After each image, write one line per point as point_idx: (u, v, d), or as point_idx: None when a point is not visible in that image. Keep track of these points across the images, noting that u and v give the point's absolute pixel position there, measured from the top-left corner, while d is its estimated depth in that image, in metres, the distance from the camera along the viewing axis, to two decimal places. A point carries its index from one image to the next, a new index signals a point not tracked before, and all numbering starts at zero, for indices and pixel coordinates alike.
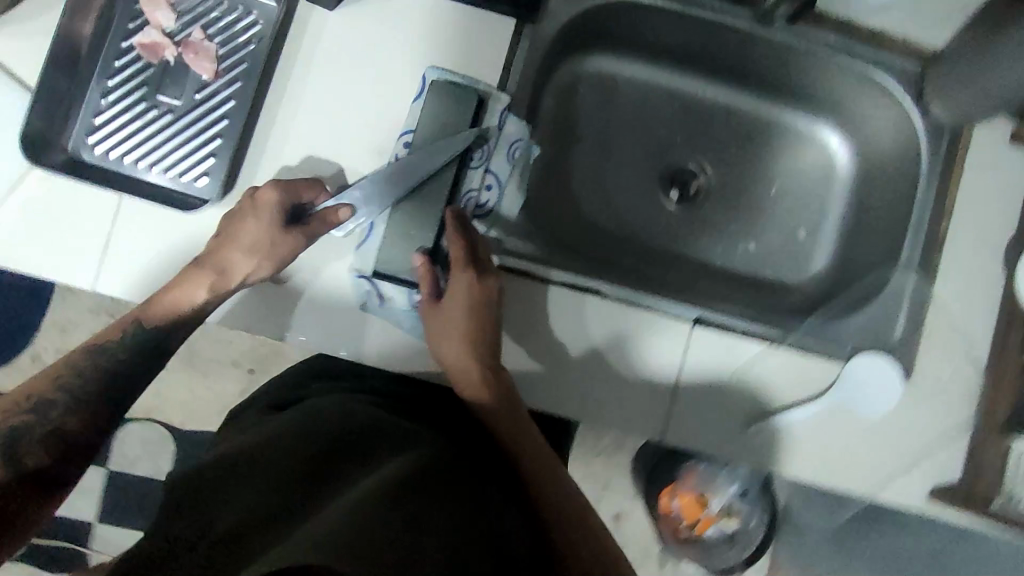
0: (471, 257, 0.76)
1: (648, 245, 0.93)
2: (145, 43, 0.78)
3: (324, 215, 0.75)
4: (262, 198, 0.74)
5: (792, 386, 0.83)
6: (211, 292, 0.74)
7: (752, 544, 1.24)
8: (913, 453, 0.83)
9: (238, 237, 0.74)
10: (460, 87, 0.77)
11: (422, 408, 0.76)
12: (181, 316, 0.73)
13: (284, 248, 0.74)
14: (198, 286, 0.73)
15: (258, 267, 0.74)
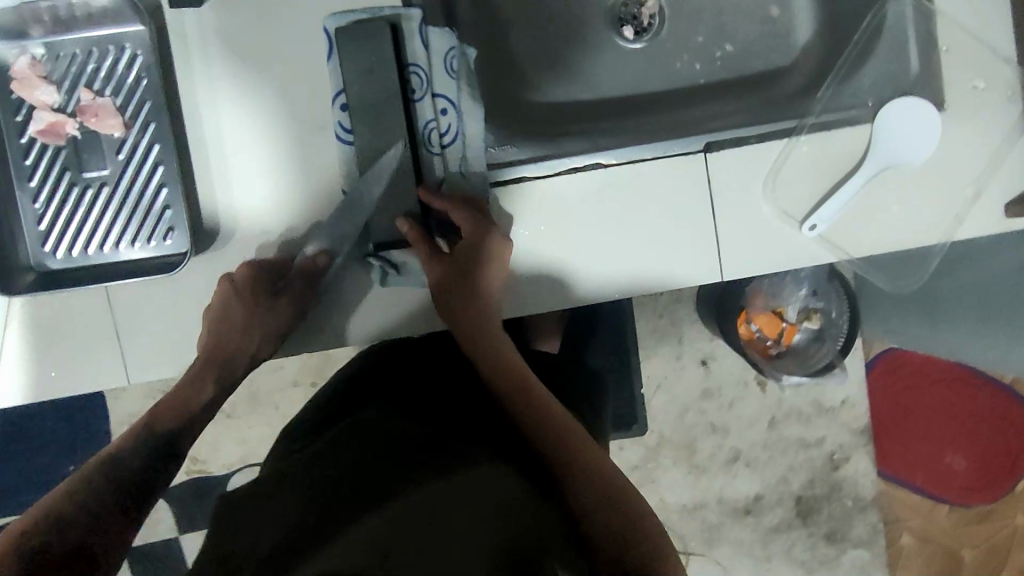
0: (471, 220, 0.75)
1: (625, 97, 0.86)
2: (42, 128, 0.72)
3: (302, 270, 0.74)
4: (241, 280, 0.74)
5: (827, 168, 0.80)
6: (219, 383, 0.74)
7: (842, 335, 1.23)
8: (973, 179, 0.78)
9: (229, 321, 0.74)
10: (367, 24, 0.71)
11: (443, 373, 0.78)
12: (191, 412, 0.73)
13: (274, 320, 0.75)
14: (203, 382, 0.74)
15: (255, 345, 0.76)
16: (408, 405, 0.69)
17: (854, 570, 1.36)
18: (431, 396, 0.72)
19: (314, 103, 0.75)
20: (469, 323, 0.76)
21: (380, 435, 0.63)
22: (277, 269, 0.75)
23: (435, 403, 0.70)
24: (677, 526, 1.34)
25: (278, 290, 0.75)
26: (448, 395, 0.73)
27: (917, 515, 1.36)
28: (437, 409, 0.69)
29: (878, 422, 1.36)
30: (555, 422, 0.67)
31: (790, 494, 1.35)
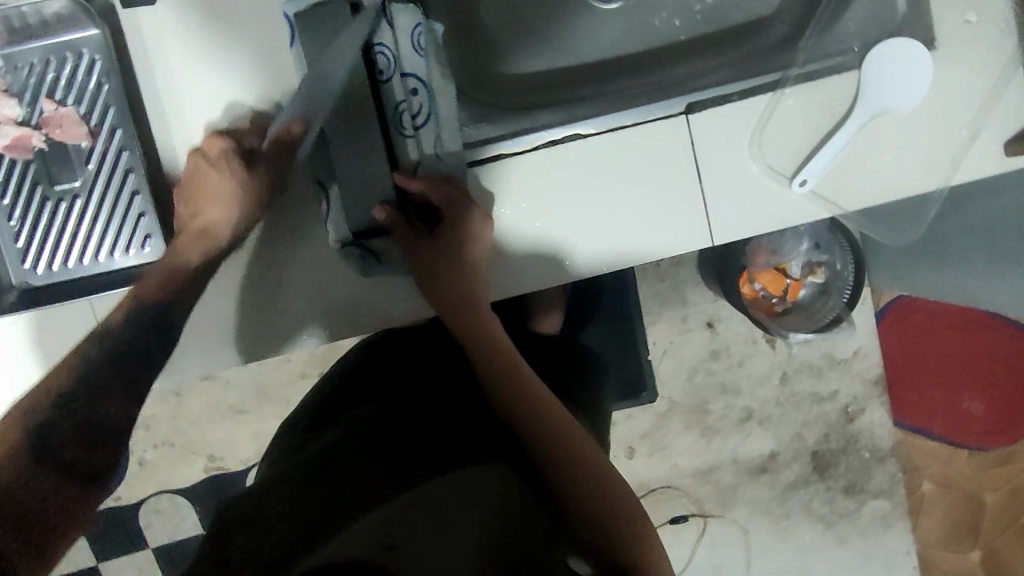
0: (455, 202, 0.74)
1: (600, 61, 0.82)
2: (7, 144, 0.71)
3: (278, 137, 0.72)
4: (215, 150, 0.72)
5: (814, 119, 0.77)
6: (206, 249, 0.71)
7: (849, 287, 1.19)
8: (970, 119, 0.74)
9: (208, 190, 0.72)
10: (325, 6, 0.69)
11: (431, 366, 0.78)
12: (178, 283, 0.70)
13: (254, 188, 0.72)
14: (190, 247, 0.71)
15: (237, 213, 0.72)
16: (395, 411, 0.68)
17: (875, 520, 1.35)
18: (419, 399, 0.71)
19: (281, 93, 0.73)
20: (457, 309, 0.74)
21: (369, 444, 0.63)
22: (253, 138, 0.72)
23: (423, 407, 0.69)
24: (693, 489, 1.34)
25: (250, 157, 0.72)
26: (435, 397, 0.71)
27: (936, 462, 1.35)
28: (425, 413, 0.67)
29: (892, 372, 1.34)
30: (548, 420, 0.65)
31: (806, 450, 1.34)
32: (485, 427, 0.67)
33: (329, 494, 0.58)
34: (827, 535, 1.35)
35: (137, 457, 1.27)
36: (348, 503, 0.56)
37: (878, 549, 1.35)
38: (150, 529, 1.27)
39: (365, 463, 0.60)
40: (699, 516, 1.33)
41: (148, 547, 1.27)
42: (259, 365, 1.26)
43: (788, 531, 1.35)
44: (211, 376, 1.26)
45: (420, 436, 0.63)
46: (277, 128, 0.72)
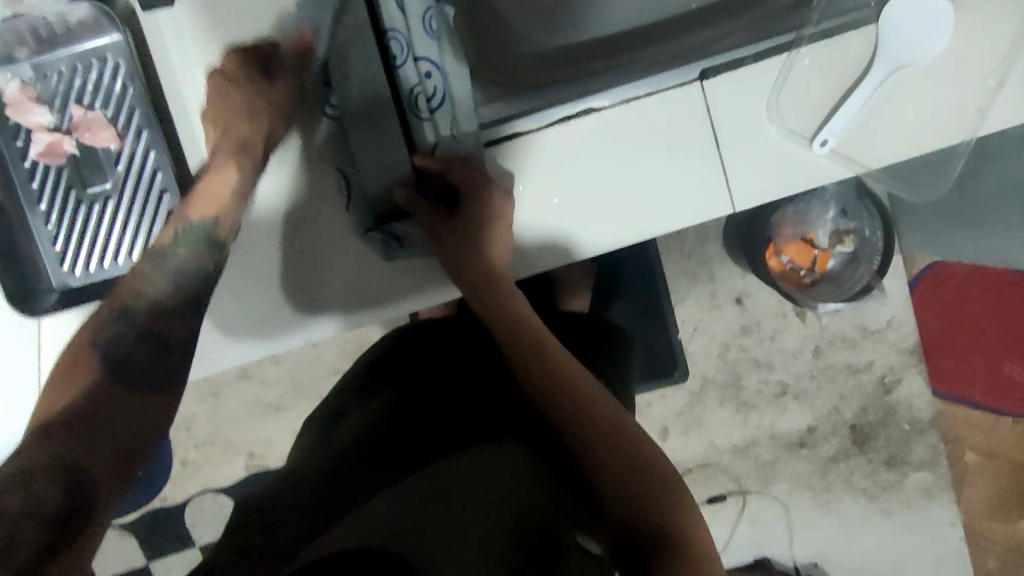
0: (475, 177, 0.75)
1: (613, 36, 0.82)
2: (43, 150, 0.74)
3: (292, 48, 0.73)
4: (232, 68, 0.73)
5: (831, 79, 0.76)
6: (243, 166, 0.70)
7: (879, 253, 1.18)
8: (995, 68, 0.73)
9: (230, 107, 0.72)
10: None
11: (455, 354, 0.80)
12: (227, 201, 0.69)
13: (276, 100, 0.73)
14: (227, 168, 0.70)
15: (266, 124, 0.72)
16: (417, 404, 0.71)
17: (918, 493, 1.32)
18: (444, 392, 0.73)
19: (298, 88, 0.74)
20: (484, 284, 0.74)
21: (399, 433, 0.66)
22: (265, 55, 0.74)
23: (448, 400, 0.71)
24: (730, 467, 1.33)
25: (272, 71, 0.74)
26: (463, 390, 0.73)
27: (978, 432, 1.32)
28: (450, 406, 0.70)
29: (927, 339, 1.31)
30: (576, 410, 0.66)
31: (844, 423, 1.32)
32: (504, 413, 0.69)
33: (359, 473, 0.61)
34: (870, 508, 1.33)
35: (181, 456, 1.30)
36: (372, 483, 0.60)
37: (923, 522, 1.32)
38: (197, 526, 1.31)
39: (395, 450, 0.64)
40: (737, 494, 1.32)
41: (196, 544, 1.31)
42: (293, 362, 1.28)
43: (830, 506, 1.33)
44: (247, 374, 1.29)
45: (444, 428, 0.66)
46: (289, 41, 0.74)
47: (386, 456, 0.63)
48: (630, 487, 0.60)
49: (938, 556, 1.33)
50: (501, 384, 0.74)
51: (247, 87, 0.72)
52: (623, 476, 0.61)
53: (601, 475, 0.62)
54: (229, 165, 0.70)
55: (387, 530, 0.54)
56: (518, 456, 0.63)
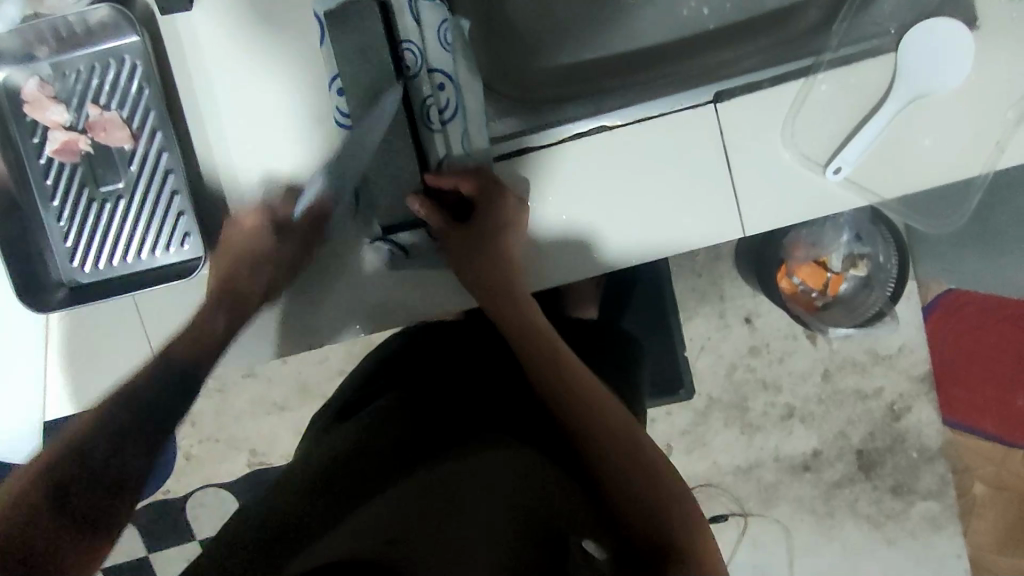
0: (487, 189, 0.74)
1: (629, 53, 0.81)
2: (58, 148, 0.75)
3: (310, 216, 0.75)
4: (243, 230, 0.76)
5: (848, 107, 0.75)
6: (229, 313, 0.76)
7: (893, 280, 1.17)
8: (1017, 100, 0.72)
9: (229, 250, 0.77)
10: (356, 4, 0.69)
11: (442, 365, 0.79)
12: (203, 345, 0.75)
13: (290, 252, 0.77)
14: (216, 313, 0.76)
15: (263, 279, 0.77)
16: (433, 396, 0.71)
17: (924, 523, 1.30)
18: (455, 394, 0.72)
19: (310, 218, 0.75)
20: (499, 282, 0.76)
21: (417, 421, 0.65)
22: (283, 222, 0.76)
23: (453, 397, 0.71)
24: (732, 488, 1.31)
25: (282, 232, 0.76)
26: (478, 388, 0.73)
27: (988, 464, 1.29)
28: (456, 403, 0.70)
29: (940, 369, 1.29)
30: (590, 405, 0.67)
31: (850, 449, 1.30)
32: (501, 418, 0.68)
33: (374, 459, 0.60)
34: (874, 537, 1.31)
35: (185, 451, 1.31)
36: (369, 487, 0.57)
37: (928, 553, 1.30)
38: (196, 521, 1.31)
39: (413, 435, 0.63)
40: (739, 516, 1.31)
41: (196, 538, 1.32)
42: (298, 364, 1.29)
43: (833, 532, 1.31)
44: (254, 373, 1.29)
45: (460, 418, 0.66)
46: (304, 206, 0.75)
47: (403, 440, 0.62)
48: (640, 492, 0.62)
49: None
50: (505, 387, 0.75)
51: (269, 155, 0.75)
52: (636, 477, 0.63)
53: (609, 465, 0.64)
54: (217, 314, 0.76)
55: (382, 538, 0.54)
56: (514, 455, 0.62)
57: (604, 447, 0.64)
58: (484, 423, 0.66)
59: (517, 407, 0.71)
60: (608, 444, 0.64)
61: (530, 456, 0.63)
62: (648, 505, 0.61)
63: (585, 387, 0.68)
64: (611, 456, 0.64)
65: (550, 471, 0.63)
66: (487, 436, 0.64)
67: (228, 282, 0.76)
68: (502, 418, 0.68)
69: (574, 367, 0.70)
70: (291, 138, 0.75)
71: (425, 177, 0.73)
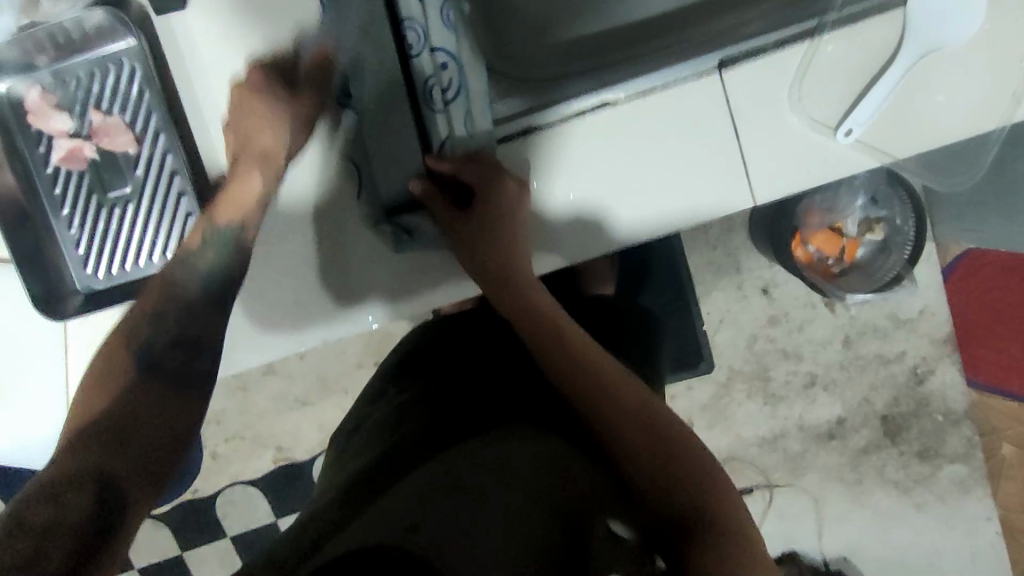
0: (485, 169, 0.73)
1: (630, 28, 0.80)
2: (64, 156, 0.75)
3: (314, 65, 0.71)
4: (251, 84, 0.72)
5: (855, 69, 0.73)
6: (264, 171, 0.71)
7: (910, 242, 1.14)
8: None
9: (250, 118, 0.72)
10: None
11: (459, 362, 0.78)
12: (256, 207, 0.70)
13: (298, 109, 0.72)
14: (251, 173, 0.70)
15: (291, 132, 0.72)
16: (452, 395, 0.70)
17: (952, 486, 1.29)
18: (474, 387, 0.71)
19: (313, 69, 0.71)
20: (502, 260, 0.75)
21: (437, 422, 0.64)
22: (288, 72, 0.73)
23: (474, 391, 0.70)
24: (758, 460, 1.30)
25: (294, 84, 0.72)
26: (493, 382, 0.72)
27: (1017, 423, 1.27)
28: (477, 397, 0.69)
29: (963, 330, 1.27)
30: (610, 396, 0.65)
31: (875, 414, 1.29)
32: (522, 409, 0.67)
33: (397, 459, 0.59)
34: (903, 502, 1.30)
35: (211, 450, 1.32)
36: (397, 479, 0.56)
37: (960, 515, 1.29)
38: (227, 518, 1.33)
39: (432, 438, 0.61)
40: (766, 487, 1.30)
41: (227, 535, 1.33)
42: (317, 358, 1.30)
43: (862, 499, 1.30)
44: (274, 369, 1.30)
45: (478, 416, 0.65)
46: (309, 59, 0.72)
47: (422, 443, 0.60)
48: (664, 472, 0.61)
49: (974, 550, 1.29)
50: (522, 376, 0.74)
51: (272, 115, 0.71)
52: (657, 458, 0.62)
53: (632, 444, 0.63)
54: (257, 174, 0.70)
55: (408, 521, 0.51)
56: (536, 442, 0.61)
57: (625, 435, 0.63)
58: (505, 414, 0.65)
59: (536, 395, 0.70)
60: (632, 437, 0.63)
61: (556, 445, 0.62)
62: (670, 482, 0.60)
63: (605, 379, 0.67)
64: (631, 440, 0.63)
65: (572, 462, 0.61)
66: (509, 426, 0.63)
67: (244, 142, 0.72)
68: (522, 408, 0.67)
69: (589, 359, 0.68)
70: None
71: (425, 160, 0.72)
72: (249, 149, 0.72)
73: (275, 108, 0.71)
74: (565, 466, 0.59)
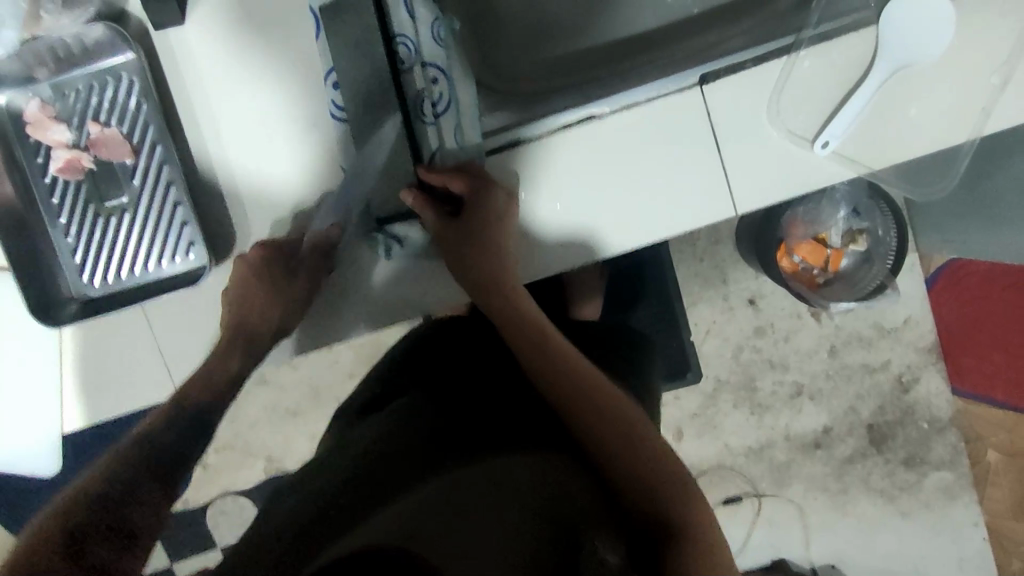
0: (473, 182, 0.75)
1: (615, 44, 0.83)
2: (61, 167, 0.76)
3: (315, 250, 0.76)
4: (248, 266, 0.76)
5: (833, 84, 0.76)
6: (247, 346, 0.77)
7: (892, 253, 1.17)
8: (998, 67, 0.73)
9: (248, 297, 0.77)
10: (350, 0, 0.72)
11: (454, 364, 0.81)
12: (213, 389, 0.75)
13: (289, 294, 0.76)
14: (232, 353, 0.77)
15: (276, 318, 0.77)
16: (448, 398, 0.72)
17: (937, 494, 1.31)
18: (470, 391, 0.74)
19: (313, 256, 0.76)
20: (489, 269, 0.76)
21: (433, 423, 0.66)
22: (288, 253, 0.77)
23: (470, 395, 0.73)
24: (746, 469, 1.32)
25: (294, 266, 0.77)
26: (487, 388, 0.75)
27: (999, 431, 1.30)
28: (472, 400, 0.72)
29: (946, 338, 1.30)
30: (599, 408, 0.67)
31: (860, 423, 1.31)
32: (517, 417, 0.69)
33: (392, 457, 0.61)
34: (889, 510, 1.32)
35: (203, 461, 1.33)
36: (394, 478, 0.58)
37: (945, 523, 1.31)
38: (217, 529, 1.34)
39: (428, 442, 0.63)
40: (754, 496, 1.32)
41: (217, 547, 1.34)
42: (309, 369, 1.31)
43: (848, 508, 1.32)
44: (265, 380, 1.31)
45: (473, 419, 0.67)
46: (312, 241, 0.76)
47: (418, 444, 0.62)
48: (652, 491, 0.62)
49: (959, 557, 1.31)
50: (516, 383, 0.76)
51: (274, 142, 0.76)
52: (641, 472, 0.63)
53: (621, 454, 0.64)
54: (237, 350, 0.77)
55: (404, 530, 0.55)
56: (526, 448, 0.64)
57: (616, 449, 0.64)
58: (500, 420, 0.67)
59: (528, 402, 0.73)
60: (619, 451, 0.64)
61: (550, 455, 0.64)
62: (653, 496, 0.62)
63: (594, 390, 0.68)
64: (618, 453, 0.64)
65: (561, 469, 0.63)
66: (500, 432, 0.65)
67: (238, 322, 0.77)
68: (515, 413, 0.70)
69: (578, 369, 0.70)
70: (288, 130, 0.76)
71: (418, 169, 0.75)
72: (243, 323, 0.77)
73: (263, 296, 0.76)
74: (556, 475, 0.62)
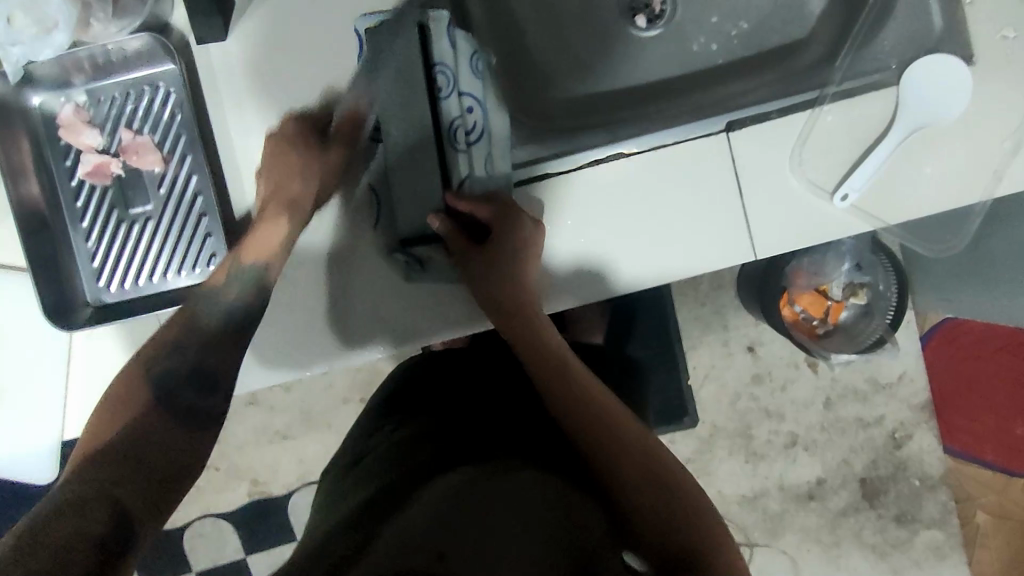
0: (503, 208, 0.76)
1: (641, 87, 0.86)
2: (89, 171, 0.77)
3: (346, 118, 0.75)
4: (286, 130, 0.76)
5: (853, 139, 0.79)
6: (292, 217, 0.74)
7: (892, 308, 1.19)
8: (1010, 131, 0.75)
9: (285, 174, 0.75)
10: (394, 28, 0.71)
11: (458, 396, 0.79)
12: (276, 249, 0.73)
13: (328, 167, 0.76)
14: (275, 225, 0.73)
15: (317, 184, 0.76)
16: (453, 426, 0.70)
17: (928, 552, 1.31)
18: (476, 420, 0.72)
19: (345, 124, 0.76)
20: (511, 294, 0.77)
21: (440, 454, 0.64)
22: (315, 125, 0.77)
23: (477, 424, 0.71)
24: (738, 518, 1.32)
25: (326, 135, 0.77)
26: (493, 419, 0.73)
27: (991, 492, 1.30)
28: (479, 429, 0.70)
29: (941, 397, 1.31)
30: (615, 437, 0.67)
31: (854, 477, 1.31)
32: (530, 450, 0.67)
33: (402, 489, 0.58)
34: (879, 566, 1.31)
35: None
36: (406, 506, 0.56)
37: None
38: (195, 553, 1.30)
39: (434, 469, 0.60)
40: (745, 546, 1.31)
41: (194, 570, 1.30)
42: (303, 392, 1.29)
43: (839, 562, 1.31)
44: (257, 401, 1.29)
45: (479, 447, 0.65)
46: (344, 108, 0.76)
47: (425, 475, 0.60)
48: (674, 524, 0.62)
49: None
50: (522, 415, 0.75)
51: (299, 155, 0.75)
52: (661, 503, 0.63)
53: (638, 484, 0.64)
54: (280, 220, 0.74)
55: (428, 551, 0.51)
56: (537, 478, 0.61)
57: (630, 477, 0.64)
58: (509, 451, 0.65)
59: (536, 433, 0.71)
60: (643, 487, 0.64)
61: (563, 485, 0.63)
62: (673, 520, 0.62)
63: (610, 418, 0.68)
64: (631, 490, 0.64)
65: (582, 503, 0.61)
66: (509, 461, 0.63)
67: (274, 194, 0.75)
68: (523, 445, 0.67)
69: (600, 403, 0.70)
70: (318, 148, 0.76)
71: (446, 196, 0.75)
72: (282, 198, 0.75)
73: (301, 161, 0.75)
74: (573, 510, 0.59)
